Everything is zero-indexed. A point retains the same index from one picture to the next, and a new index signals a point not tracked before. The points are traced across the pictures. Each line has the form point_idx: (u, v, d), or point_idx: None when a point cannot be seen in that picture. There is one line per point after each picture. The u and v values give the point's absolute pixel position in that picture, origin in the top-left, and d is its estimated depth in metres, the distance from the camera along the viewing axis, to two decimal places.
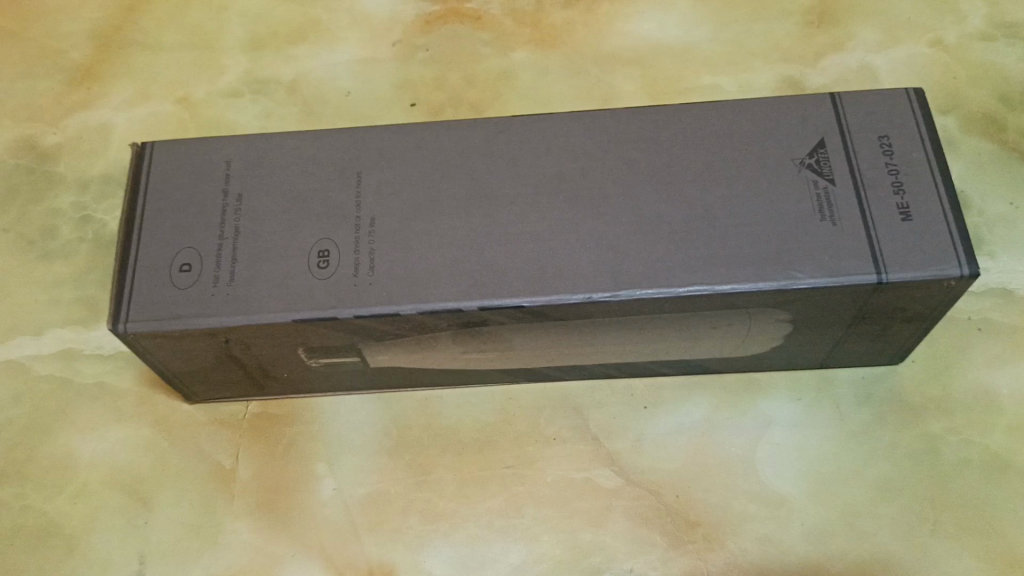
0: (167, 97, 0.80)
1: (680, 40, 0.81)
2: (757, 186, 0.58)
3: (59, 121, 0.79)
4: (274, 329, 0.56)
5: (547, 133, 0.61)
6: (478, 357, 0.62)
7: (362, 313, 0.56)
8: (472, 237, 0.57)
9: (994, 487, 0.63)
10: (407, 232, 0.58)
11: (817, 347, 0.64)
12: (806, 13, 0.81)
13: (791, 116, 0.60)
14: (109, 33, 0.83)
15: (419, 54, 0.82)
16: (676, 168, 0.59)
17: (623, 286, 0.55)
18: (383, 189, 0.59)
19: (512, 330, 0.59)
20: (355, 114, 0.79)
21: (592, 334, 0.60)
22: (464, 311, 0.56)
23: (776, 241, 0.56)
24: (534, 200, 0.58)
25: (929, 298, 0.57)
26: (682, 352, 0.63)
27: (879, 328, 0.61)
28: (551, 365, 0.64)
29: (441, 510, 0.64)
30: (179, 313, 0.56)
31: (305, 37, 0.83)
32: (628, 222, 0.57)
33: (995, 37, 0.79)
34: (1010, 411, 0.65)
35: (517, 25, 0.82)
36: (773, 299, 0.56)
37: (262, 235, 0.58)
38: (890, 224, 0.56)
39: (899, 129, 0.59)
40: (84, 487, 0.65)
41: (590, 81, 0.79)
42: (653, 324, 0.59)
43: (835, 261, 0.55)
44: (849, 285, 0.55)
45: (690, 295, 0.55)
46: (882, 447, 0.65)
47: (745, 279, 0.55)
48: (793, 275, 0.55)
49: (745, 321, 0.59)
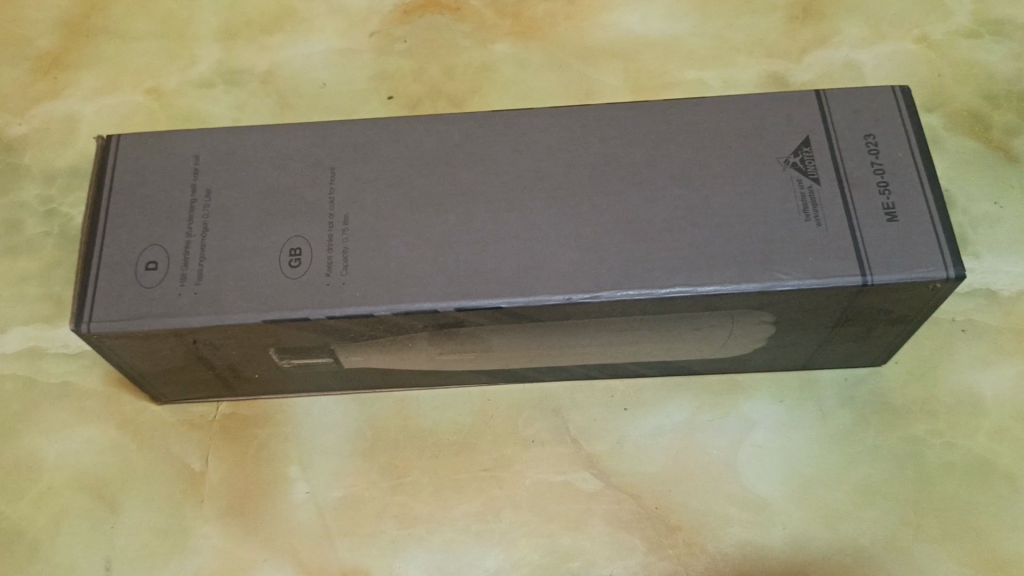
0: (137, 88, 0.78)
1: (663, 33, 0.79)
2: (741, 185, 0.57)
3: (24, 111, 0.77)
4: (243, 329, 0.55)
5: (526, 129, 0.59)
6: (455, 358, 0.61)
7: (334, 314, 0.54)
8: (448, 236, 0.56)
9: (977, 490, 0.62)
10: (381, 230, 0.56)
11: (801, 349, 0.63)
12: (791, 8, 0.80)
13: (775, 114, 0.59)
14: (77, 21, 0.81)
15: (396, 45, 0.80)
16: (658, 166, 0.58)
17: (604, 288, 0.54)
18: (357, 185, 0.58)
19: (491, 330, 0.57)
20: (332, 107, 0.77)
21: (572, 335, 0.58)
22: (441, 312, 0.54)
23: (761, 242, 0.55)
24: (513, 199, 0.57)
25: (914, 301, 0.56)
26: (664, 353, 0.62)
27: (863, 330, 0.60)
28: (531, 366, 0.63)
29: (417, 514, 0.63)
30: (145, 313, 0.54)
31: (279, 27, 0.81)
32: (609, 222, 0.56)
33: (981, 34, 0.78)
34: (995, 414, 0.64)
35: (497, 17, 0.81)
36: (756, 301, 0.55)
37: (232, 233, 0.56)
38: (876, 226, 0.55)
39: (885, 128, 0.58)
40: (49, 489, 0.63)
41: (571, 75, 0.78)
42: (634, 325, 0.57)
43: (819, 263, 0.54)
44: (834, 288, 0.54)
45: (672, 297, 0.54)
46: (865, 449, 0.64)
47: (728, 281, 0.54)
48: (777, 276, 0.54)
49: (728, 323, 0.58)
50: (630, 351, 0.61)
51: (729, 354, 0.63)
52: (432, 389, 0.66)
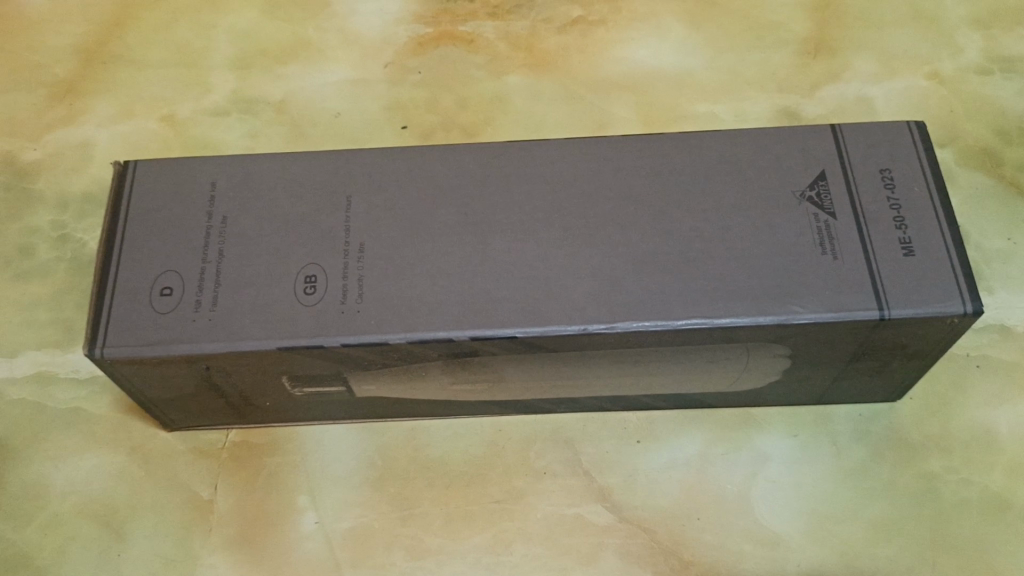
0: (152, 115, 0.79)
1: (676, 67, 0.80)
2: (757, 218, 0.57)
3: (38, 137, 0.77)
4: (257, 357, 0.54)
5: (542, 159, 0.59)
6: (468, 388, 0.61)
7: (349, 342, 0.54)
8: (463, 265, 0.56)
9: (994, 528, 0.62)
10: (396, 258, 0.56)
11: (817, 383, 0.62)
12: (802, 43, 0.80)
13: (790, 148, 0.59)
14: (93, 49, 0.82)
15: (411, 76, 0.80)
16: (674, 198, 0.58)
17: (621, 319, 0.54)
18: (373, 213, 0.58)
19: (505, 359, 0.57)
20: (345, 136, 0.77)
21: (586, 366, 0.58)
22: (456, 341, 0.54)
23: (778, 275, 0.55)
24: (529, 228, 0.57)
25: (932, 335, 0.56)
26: (678, 385, 0.62)
27: (879, 364, 0.60)
28: (543, 396, 0.62)
29: (426, 545, 0.62)
30: (159, 338, 0.54)
31: (294, 56, 0.81)
32: (625, 253, 0.56)
33: (992, 71, 0.79)
34: (1011, 451, 0.64)
35: (511, 49, 0.81)
36: (774, 334, 0.55)
37: (248, 259, 0.56)
38: (894, 260, 0.55)
39: (901, 163, 0.58)
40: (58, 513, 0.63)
41: (584, 107, 0.78)
42: (649, 356, 0.57)
43: (837, 297, 0.54)
44: (852, 321, 0.53)
45: (688, 329, 0.54)
46: (879, 486, 0.63)
47: (746, 312, 0.54)
48: (795, 309, 0.54)
49: (744, 355, 0.58)
50: (647, 381, 0.61)
51: (743, 386, 0.62)
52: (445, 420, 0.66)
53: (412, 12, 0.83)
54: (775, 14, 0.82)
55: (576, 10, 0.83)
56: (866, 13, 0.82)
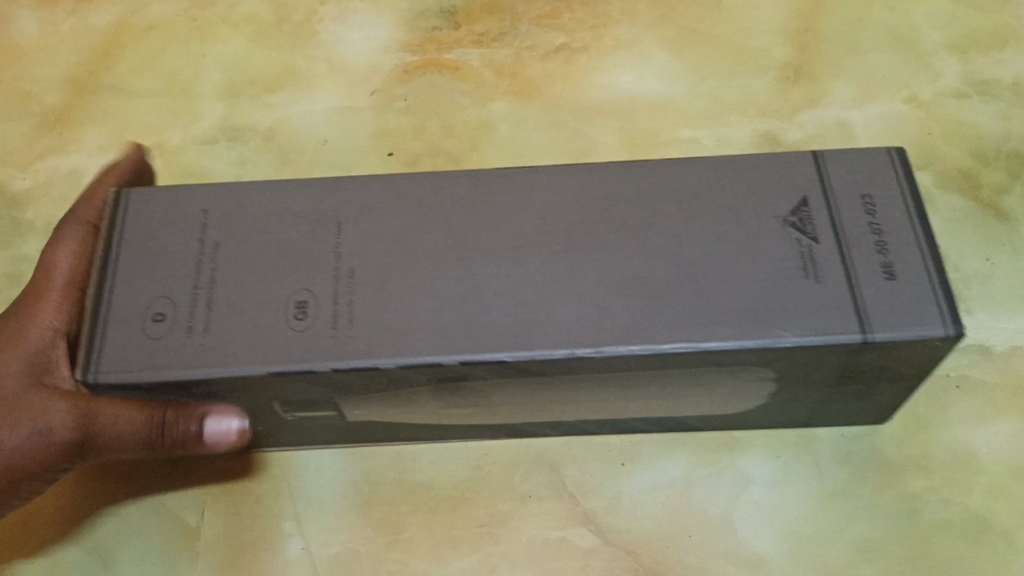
0: (141, 143, 0.80)
1: (658, 93, 0.81)
2: (740, 242, 0.57)
3: (29, 166, 0.78)
4: (248, 383, 0.55)
5: (531, 189, 0.60)
6: (458, 413, 0.61)
7: (340, 368, 0.54)
8: (453, 291, 0.56)
9: (975, 548, 0.62)
10: (386, 285, 0.57)
11: (801, 406, 0.63)
12: (781, 68, 0.82)
13: (773, 174, 0.60)
14: (83, 78, 0.83)
15: (397, 103, 0.81)
16: (658, 225, 0.59)
17: (606, 344, 0.54)
18: (362, 240, 0.58)
19: (493, 383, 0.57)
20: (332, 162, 0.78)
21: (573, 391, 0.59)
22: (444, 366, 0.54)
23: (759, 299, 0.55)
24: (516, 256, 0.58)
25: (914, 358, 0.57)
26: (666, 410, 0.62)
27: (863, 388, 0.61)
28: (532, 419, 0.63)
29: (412, 569, 0.62)
30: (151, 365, 0.55)
31: (282, 84, 0.82)
32: (611, 279, 0.56)
33: (969, 94, 0.80)
34: (991, 471, 0.65)
35: (496, 76, 0.82)
36: (757, 357, 0.55)
37: (239, 287, 0.57)
38: (877, 282, 0.55)
39: (882, 189, 0.59)
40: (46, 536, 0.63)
41: (568, 133, 0.79)
42: (635, 380, 0.58)
43: (817, 321, 0.55)
44: (833, 345, 0.54)
45: (674, 353, 0.54)
46: (861, 507, 0.64)
47: (729, 336, 0.54)
48: (777, 332, 0.54)
49: (729, 378, 0.58)
50: (634, 404, 0.62)
51: (730, 409, 0.63)
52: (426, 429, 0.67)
53: (399, 40, 0.84)
54: (755, 40, 0.83)
55: (560, 38, 0.85)
56: (845, 38, 0.83)
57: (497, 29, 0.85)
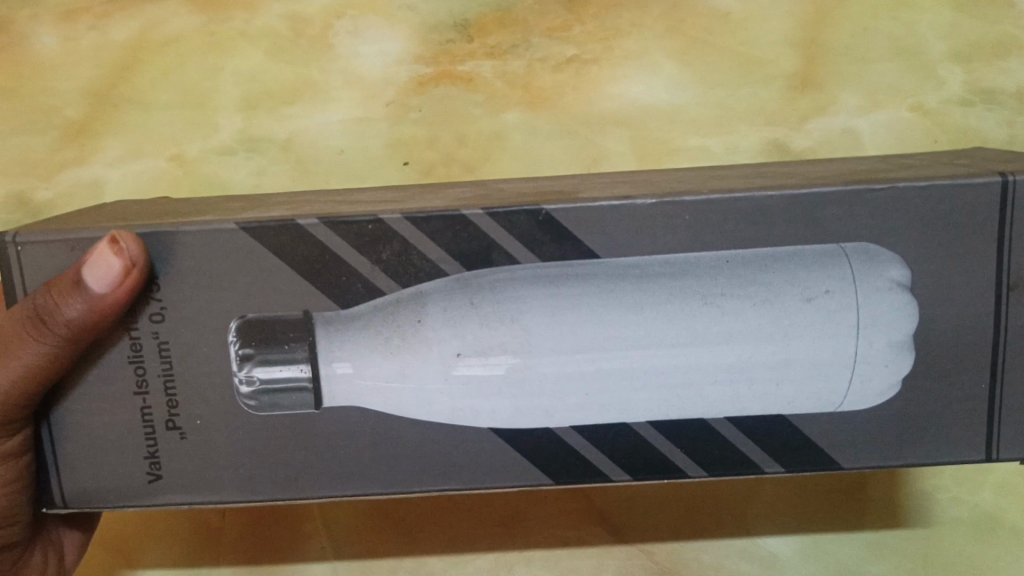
0: (160, 154, 0.83)
1: (667, 104, 0.81)
2: (720, 183, 0.58)
3: (53, 176, 0.84)
4: (220, 245, 0.51)
5: (509, 187, 0.68)
6: (563, 349, 0.51)
7: (362, 219, 0.51)
8: (457, 200, 0.56)
9: (924, 527, 0.75)
10: (384, 205, 0.57)
11: (1013, 378, 0.54)
12: (790, 78, 0.81)
13: (737, 171, 0.65)
14: (103, 92, 0.82)
15: (411, 114, 0.82)
16: (637, 185, 0.60)
17: (593, 229, 0.50)
18: (336, 202, 0.60)
19: (505, 301, 0.51)
20: (351, 176, 0.82)
21: (670, 293, 0.51)
22: (388, 227, 0.50)
23: (734, 185, 0.55)
24: (538, 192, 0.57)
25: (1021, 234, 0.52)
26: (786, 383, 0.52)
27: (1007, 334, 0.53)
28: (681, 405, 0.52)
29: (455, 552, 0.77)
30: (77, 232, 0.53)
31: (298, 96, 0.82)
32: (668, 190, 0.55)
33: (973, 102, 0.81)
34: (1002, 471, 0.74)
35: (508, 87, 0.81)
36: (886, 211, 0.51)
37: (243, 214, 0.56)
38: (1021, 251, 0.52)
39: (837, 169, 0.64)
40: (122, 545, 0.79)
41: (579, 143, 0.81)
42: (738, 271, 0.51)
43: (930, 218, 0.51)
44: (913, 187, 0.51)
45: (759, 198, 0.50)
46: (884, 510, 0.75)
47: (873, 281, 0.51)
48: (864, 189, 0.51)
49: (881, 372, 0.52)
50: (743, 429, 0.53)
51: (832, 455, 0.54)
52: (438, 521, 0.77)
53: (413, 53, 0.81)
54: (763, 49, 0.81)
55: (571, 48, 0.81)
56: (854, 47, 0.81)
57: (510, 39, 0.81)
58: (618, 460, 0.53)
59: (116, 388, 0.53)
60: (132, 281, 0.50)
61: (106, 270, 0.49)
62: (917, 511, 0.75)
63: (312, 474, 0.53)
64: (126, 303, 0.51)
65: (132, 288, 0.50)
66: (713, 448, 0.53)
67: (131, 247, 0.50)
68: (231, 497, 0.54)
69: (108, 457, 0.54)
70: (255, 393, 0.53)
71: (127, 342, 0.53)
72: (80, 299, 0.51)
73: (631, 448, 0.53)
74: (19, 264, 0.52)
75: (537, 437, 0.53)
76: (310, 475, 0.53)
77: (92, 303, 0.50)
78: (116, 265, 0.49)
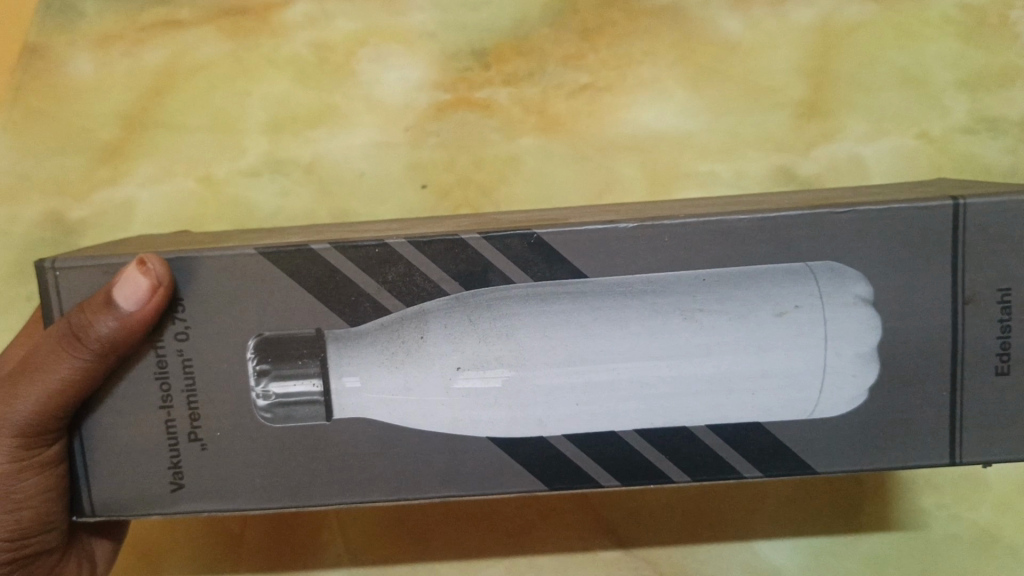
0: (189, 175, 0.86)
1: (678, 130, 0.84)
2: (710, 208, 0.61)
3: (85, 196, 0.87)
4: (235, 268, 0.54)
5: (516, 214, 0.70)
6: (554, 365, 0.54)
7: (366, 242, 0.53)
8: (459, 228, 0.59)
9: (921, 544, 0.78)
10: (393, 231, 0.59)
11: (975, 387, 0.55)
12: (798, 105, 0.83)
13: (740, 197, 0.68)
14: (135, 115, 0.86)
15: (430, 139, 0.85)
16: (634, 211, 0.63)
17: (578, 250, 0.53)
18: (350, 230, 0.63)
19: (501, 317, 0.54)
20: (371, 198, 0.85)
21: (647, 311, 0.54)
22: (394, 251, 0.53)
23: (714, 209, 0.58)
24: (535, 219, 0.60)
25: (982, 255, 0.54)
26: (759, 398, 0.54)
27: (978, 350, 0.55)
28: (659, 419, 0.54)
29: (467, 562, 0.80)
30: (111, 257, 0.56)
31: (321, 120, 0.85)
32: (648, 214, 0.57)
33: (977, 130, 0.84)
34: (997, 488, 0.78)
35: (523, 112, 0.84)
36: (857, 233, 0.53)
37: (261, 240, 0.59)
38: (980, 270, 0.54)
39: (831, 195, 0.67)
40: (149, 553, 0.82)
41: (592, 167, 0.84)
42: (709, 291, 0.53)
43: (902, 240, 0.53)
44: (875, 210, 0.53)
45: (724, 220, 0.53)
46: (882, 527, 0.79)
47: (840, 297, 0.53)
48: (826, 213, 0.53)
49: (850, 382, 0.54)
50: (723, 436, 0.55)
51: (808, 461, 0.55)
52: (451, 527, 0.80)
53: (433, 79, 0.85)
54: (771, 78, 0.83)
55: (585, 75, 0.84)
56: (859, 76, 0.83)
57: (526, 67, 0.84)
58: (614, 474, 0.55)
59: (143, 405, 0.56)
60: (157, 299, 0.53)
61: (134, 289, 0.52)
62: (914, 524, 0.78)
63: (325, 482, 0.55)
64: (152, 321, 0.54)
65: (157, 306, 0.53)
66: (698, 456, 0.55)
67: (157, 267, 0.53)
68: (249, 505, 0.56)
69: (131, 468, 0.56)
70: (271, 406, 0.55)
71: (155, 360, 0.55)
72: (110, 316, 0.53)
73: (619, 457, 0.55)
74: (55, 287, 0.56)
75: (533, 450, 0.54)
76: (321, 482, 0.55)
77: (120, 321, 0.53)
78: (143, 284, 0.52)
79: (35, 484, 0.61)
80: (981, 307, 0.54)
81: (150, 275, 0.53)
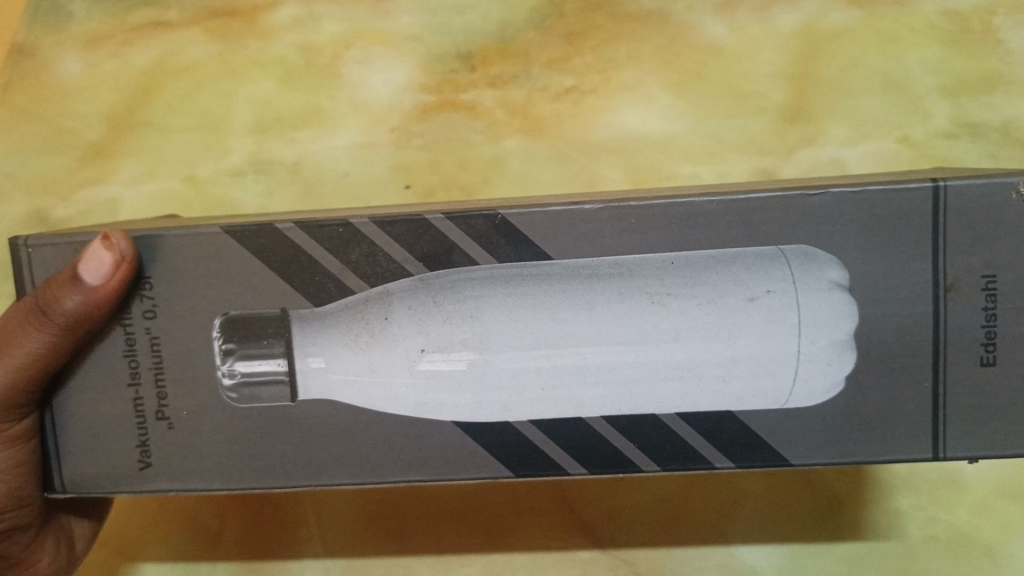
0: (174, 175, 0.86)
1: (661, 133, 0.84)
2: (688, 189, 0.61)
3: (71, 195, 0.87)
4: (202, 247, 0.54)
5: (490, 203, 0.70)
6: (519, 345, 0.54)
7: (332, 223, 0.54)
8: (434, 208, 0.59)
9: (899, 544, 0.79)
10: (366, 212, 0.60)
11: (954, 377, 0.55)
12: (780, 109, 0.83)
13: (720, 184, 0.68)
14: (120, 114, 0.86)
15: (414, 140, 0.85)
16: (612, 194, 0.64)
17: (550, 233, 0.53)
18: (328, 211, 0.64)
19: (466, 300, 0.54)
20: (354, 198, 0.85)
21: (618, 297, 0.54)
22: (357, 231, 0.53)
23: (695, 193, 0.58)
24: (513, 199, 0.60)
25: (960, 241, 0.54)
26: (731, 384, 0.54)
27: (959, 341, 0.55)
28: (629, 405, 0.54)
29: (443, 562, 0.80)
30: (81, 235, 0.56)
31: (306, 121, 0.85)
32: (627, 196, 0.57)
33: (959, 134, 0.83)
34: (975, 490, 0.78)
35: (508, 115, 0.85)
36: (829, 221, 0.53)
37: (233, 219, 0.59)
38: (955, 256, 0.54)
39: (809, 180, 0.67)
40: (127, 545, 0.83)
41: (575, 169, 0.84)
42: (683, 276, 0.54)
43: (872, 229, 0.53)
44: (845, 194, 0.53)
45: (698, 205, 0.53)
46: (859, 528, 0.79)
47: (813, 281, 0.53)
48: (800, 194, 0.53)
49: (824, 371, 0.54)
50: (694, 424, 0.55)
51: (781, 452, 0.55)
52: (427, 523, 0.81)
53: (418, 82, 0.85)
54: (754, 82, 0.83)
55: (570, 78, 0.84)
56: (843, 81, 0.84)
57: (511, 69, 0.84)
58: (581, 458, 0.55)
59: (114, 383, 0.56)
60: (121, 275, 0.54)
61: (98, 264, 0.53)
62: (891, 523, 0.79)
63: (292, 465, 0.55)
64: (119, 297, 0.55)
65: (123, 281, 0.54)
66: (667, 445, 0.55)
67: (122, 243, 0.54)
68: (218, 485, 0.56)
69: (102, 449, 0.57)
70: (237, 385, 0.55)
71: (126, 339, 0.56)
72: (78, 291, 0.54)
73: (586, 444, 0.55)
74: (29, 264, 0.57)
75: (497, 431, 0.55)
76: (289, 464, 0.55)
77: (88, 297, 0.54)
78: (107, 260, 0.53)
79: (9, 458, 0.61)
80: (962, 296, 0.54)
81: (112, 249, 0.54)
